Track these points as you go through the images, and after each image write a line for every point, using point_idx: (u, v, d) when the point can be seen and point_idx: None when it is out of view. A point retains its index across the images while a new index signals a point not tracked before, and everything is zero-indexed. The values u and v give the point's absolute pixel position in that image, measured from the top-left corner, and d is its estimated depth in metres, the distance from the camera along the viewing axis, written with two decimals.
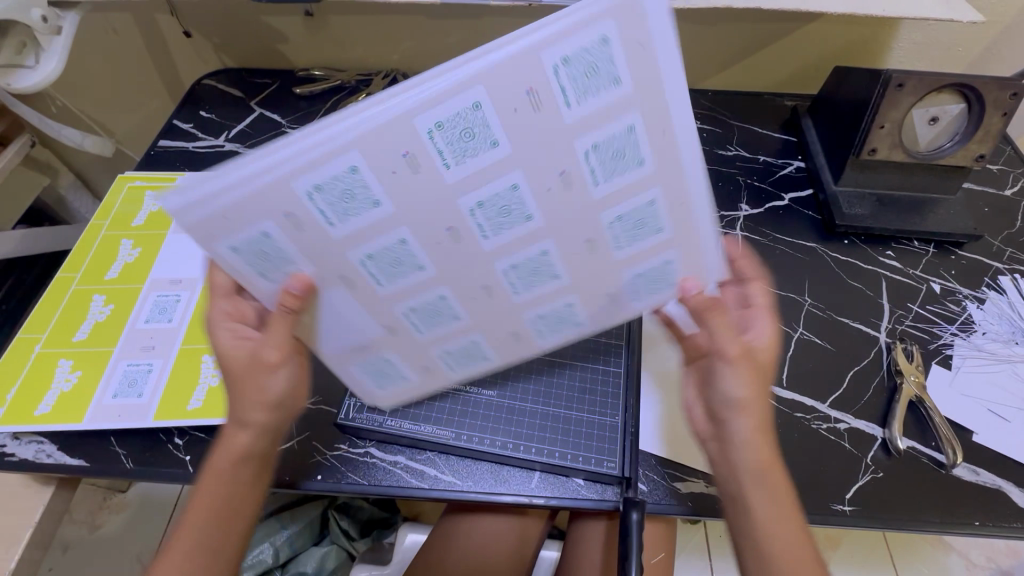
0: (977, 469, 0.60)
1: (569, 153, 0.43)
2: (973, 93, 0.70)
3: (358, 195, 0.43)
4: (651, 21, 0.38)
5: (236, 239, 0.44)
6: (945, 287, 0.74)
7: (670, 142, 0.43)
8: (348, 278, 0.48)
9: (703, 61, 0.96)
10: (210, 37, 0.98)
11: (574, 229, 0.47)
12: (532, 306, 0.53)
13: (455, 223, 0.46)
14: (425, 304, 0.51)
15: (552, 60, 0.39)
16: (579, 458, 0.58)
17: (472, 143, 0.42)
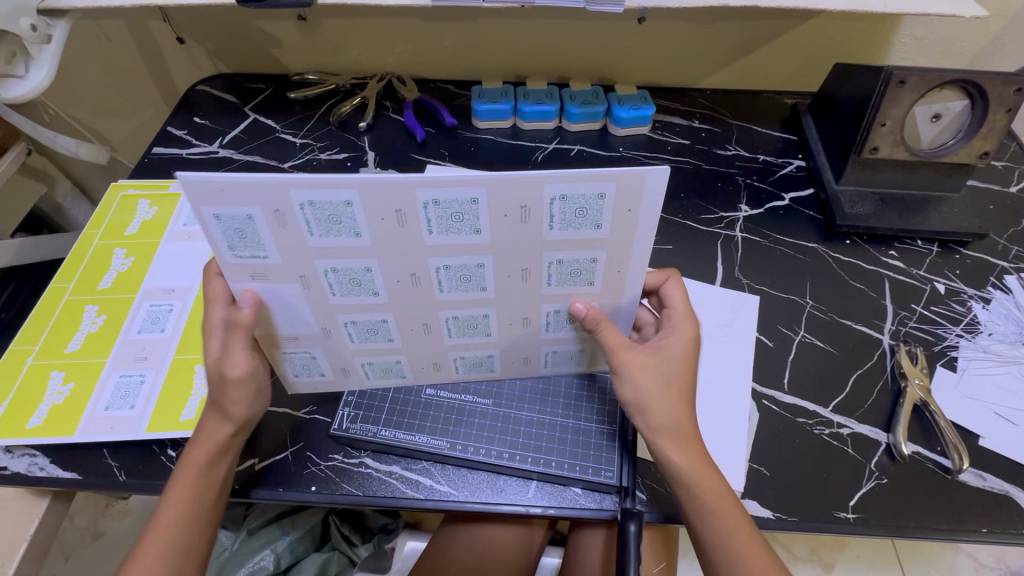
0: (984, 475, 0.59)
1: (535, 258, 0.50)
2: (976, 89, 0.69)
3: (343, 222, 0.46)
4: (644, 192, 0.45)
5: (221, 208, 0.43)
6: (949, 288, 0.73)
7: (628, 222, 0.47)
8: (307, 278, 0.49)
9: (702, 60, 0.95)
10: (204, 43, 0.97)
11: (513, 259, 0.50)
12: (450, 307, 0.54)
13: (403, 207, 0.45)
14: (365, 322, 0.54)
15: (552, 192, 0.45)
16: (578, 467, 0.57)
17: (442, 205, 0.45)
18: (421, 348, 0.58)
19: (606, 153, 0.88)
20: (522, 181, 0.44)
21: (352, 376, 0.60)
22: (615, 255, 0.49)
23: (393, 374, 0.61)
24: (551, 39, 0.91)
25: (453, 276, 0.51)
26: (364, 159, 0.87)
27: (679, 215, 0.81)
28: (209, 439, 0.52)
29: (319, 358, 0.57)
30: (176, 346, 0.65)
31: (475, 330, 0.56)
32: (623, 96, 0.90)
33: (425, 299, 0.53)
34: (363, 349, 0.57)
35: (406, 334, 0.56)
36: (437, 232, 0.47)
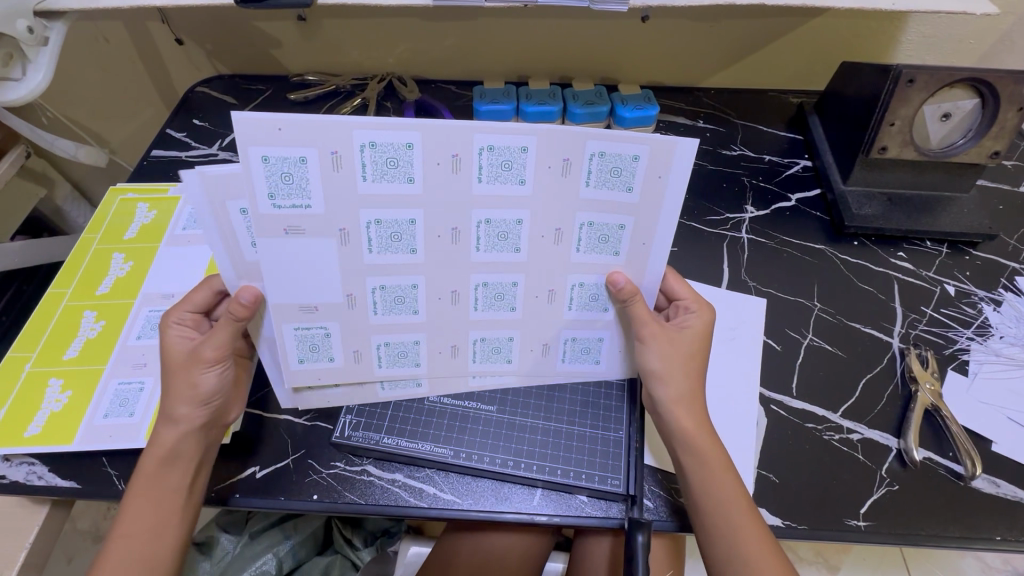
0: (998, 481, 0.58)
1: (570, 218, 0.52)
2: (986, 88, 0.68)
3: (399, 166, 0.49)
4: (674, 163, 0.50)
5: (272, 150, 0.47)
6: (959, 290, 0.72)
7: (658, 187, 0.51)
8: (345, 231, 0.51)
9: (706, 59, 0.93)
10: (203, 44, 0.96)
11: (549, 215, 0.52)
12: (481, 271, 0.55)
13: (460, 151, 0.49)
14: (395, 288, 0.55)
15: (593, 148, 0.49)
16: (583, 475, 0.56)
17: (494, 153, 0.49)
18: (444, 325, 0.58)
19: None
20: (571, 134, 0.48)
21: (363, 363, 0.58)
22: (646, 221, 0.52)
23: (406, 361, 0.59)
24: (554, 38, 0.90)
25: (492, 234, 0.53)
26: None
27: (684, 216, 0.79)
28: (161, 440, 0.52)
29: (331, 338, 0.56)
30: None
31: (502, 301, 0.57)
32: (626, 96, 0.89)
33: (460, 259, 0.54)
34: (383, 326, 0.57)
35: (431, 305, 0.57)
36: (487, 180, 0.50)
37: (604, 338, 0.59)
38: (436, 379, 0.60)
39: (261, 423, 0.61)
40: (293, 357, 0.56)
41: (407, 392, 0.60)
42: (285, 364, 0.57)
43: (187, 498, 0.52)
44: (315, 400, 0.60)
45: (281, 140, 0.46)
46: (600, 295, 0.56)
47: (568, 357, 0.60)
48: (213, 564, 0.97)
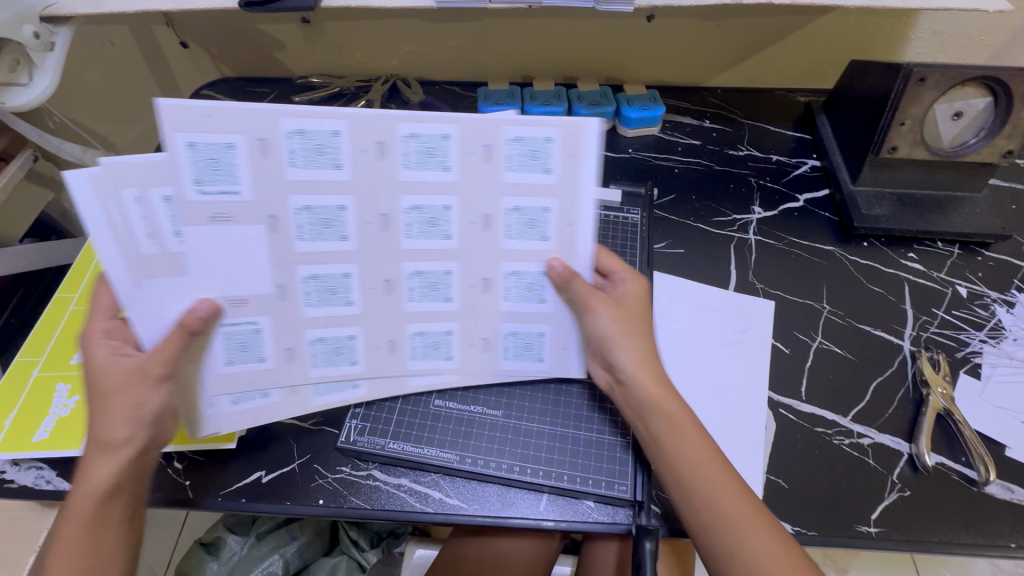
0: (1011, 487, 0.57)
1: (495, 203, 0.53)
2: (999, 86, 0.67)
3: (326, 153, 0.51)
4: (587, 143, 0.52)
5: (199, 137, 0.48)
6: (971, 291, 0.71)
7: (575, 167, 0.52)
8: (275, 218, 0.52)
9: (713, 58, 0.92)
10: (208, 47, 0.96)
11: (475, 201, 0.53)
12: (412, 260, 0.55)
13: (385, 139, 0.51)
14: (327, 276, 0.55)
15: (509, 134, 0.51)
16: (591, 481, 0.56)
17: (416, 141, 0.51)
18: (381, 319, 0.57)
19: (614, 154, 0.87)
20: (486, 120, 0.51)
21: (295, 363, 0.57)
22: (567, 201, 0.53)
23: (341, 359, 0.58)
24: (558, 38, 0.90)
25: (421, 219, 0.54)
26: None
27: (690, 217, 0.79)
28: (94, 471, 0.48)
29: (262, 334, 0.55)
30: None
31: (437, 291, 0.57)
32: (632, 96, 0.88)
33: (391, 247, 0.55)
34: (318, 321, 0.56)
35: (366, 294, 0.56)
36: (412, 166, 0.52)
37: (544, 332, 0.58)
38: (374, 380, 0.59)
39: (266, 428, 0.61)
40: (220, 360, 0.55)
41: (343, 397, 0.59)
42: (212, 369, 0.55)
43: (126, 533, 0.49)
44: (241, 416, 0.57)
45: (207, 128, 0.48)
46: (535, 284, 0.56)
47: (511, 354, 0.59)
48: (222, 566, 0.96)
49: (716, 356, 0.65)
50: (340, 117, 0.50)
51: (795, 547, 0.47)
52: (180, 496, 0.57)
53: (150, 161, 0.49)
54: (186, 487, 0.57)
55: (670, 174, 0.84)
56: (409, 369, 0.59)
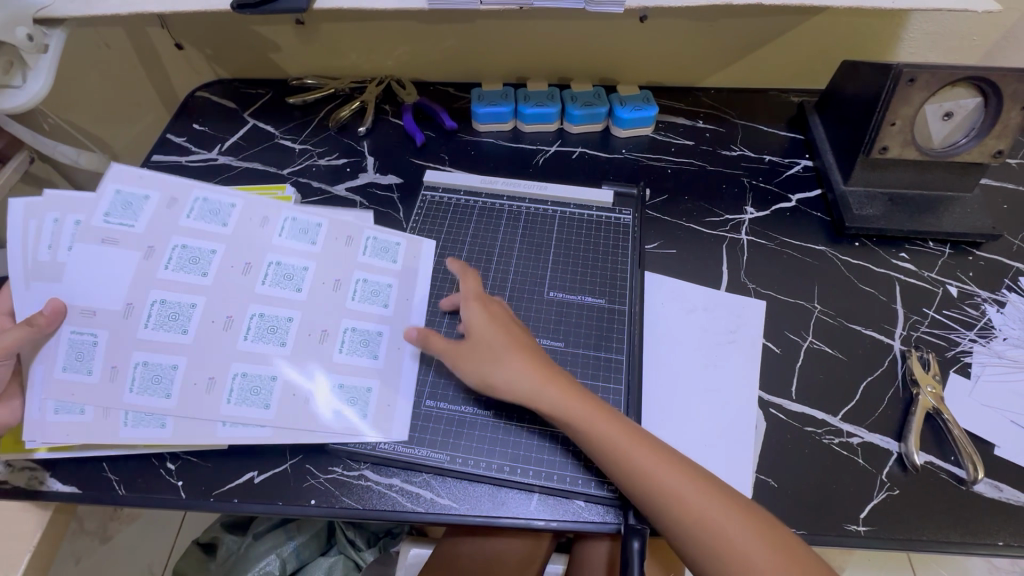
0: (1000, 485, 0.57)
1: (344, 272, 0.65)
2: (988, 87, 0.67)
3: (217, 214, 0.63)
4: (424, 255, 0.70)
5: (124, 185, 0.61)
6: (962, 290, 0.71)
7: (413, 264, 0.69)
8: (151, 249, 0.60)
9: (707, 58, 0.93)
10: (203, 48, 0.97)
11: (330, 269, 0.64)
12: (259, 304, 0.61)
13: (269, 215, 0.65)
14: (174, 304, 0.59)
15: (369, 233, 0.68)
16: (581, 480, 0.56)
17: (296, 221, 0.65)
18: (208, 353, 0.58)
19: (607, 155, 0.87)
20: (352, 222, 0.68)
21: (115, 383, 0.57)
22: (406, 284, 0.67)
23: (157, 390, 0.57)
24: (551, 39, 0.90)
25: (278, 275, 0.62)
26: (363, 165, 0.86)
27: (682, 218, 0.79)
28: None
29: (97, 348, 0.57)
30: None
31: (274, 334, 0.60)
32: (624, 96, 0.89)
33: (244, 289, 0.61)
34: (154, 344, 0.58)
35: (203, 327, 0.59)
36: (286, 236, 0.64)
37: (372, 387, 0.60)
38: (183, 419, 0.57)
39: None
40: (60, 364, 0.56)
41: (148, 433, 0.56)
42: (48, 372, 0.56)
43: None
44: (56, 431, 0.56)
45: (134, 181, 0.62)
46: (372, 340, 0.62)
47: (333, 408, 0.59)
48: (219, 563, 0.99)
49: (706, 356, 0.65)
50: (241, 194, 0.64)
51: (791, 539, 0.49)
52: (174, 497, 0.57)
53: (76, 196, 0.60)
54: (179, 488, 0.58)
55: (662, 174, 0.84)
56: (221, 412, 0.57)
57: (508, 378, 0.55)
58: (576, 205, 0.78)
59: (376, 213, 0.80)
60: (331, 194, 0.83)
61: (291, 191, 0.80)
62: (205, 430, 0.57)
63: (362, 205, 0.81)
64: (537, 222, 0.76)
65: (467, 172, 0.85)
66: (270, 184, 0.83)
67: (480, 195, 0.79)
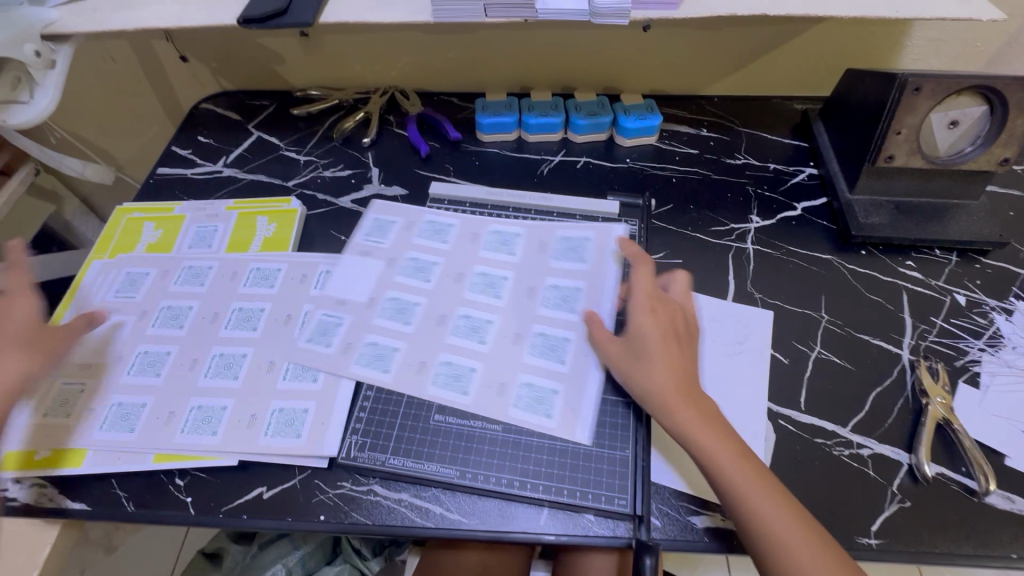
0: (1012, 496, 0.57)
1: (537, 281, 0.70)
2: (995, 95, 0.67)
3: (439, 232, 0.75)
4: (613, 252, 0.72)
5: (258, 262, 0.73)
6: (970, 299, 0.71)
7: (603, 263, 0.71)
8: (392, 260, 0.73)
9: (710, 67, 0.93)
10: (207, 61, 0.97)
11: (527, 276, 0.70)
12: (466, 306, 0.68)
13: (478, 231, 0.75)
14: (399, 300, 0.69)
15: (559, 235, 0.74)
16: (590, 495, 0.56)
17: (376, 221, 0.77)
18: (425, 342, 0.65)
19: (612, 164, 0.87)
20: (548, 228, 0.75)
21: (346, 356, 0.64)
22: (595, 287, 0.69)
23: (227, 373, 0.63)
24: (555, 49, 0.90)
25: (480, 282, 0.70)
26: (368, 176, 0.87)
27: (689, 227, 0.79)
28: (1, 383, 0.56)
29: (340, 327, 0.66)
30: (179, 384, 0.62)
31: (476, 333, 0.66)
32: (629, 106, 0.89)
33: (455, 293, 0.69)
34: (221, 339, 0.65)
35: (422, 322, 0.67)
36: (424, 237, 0.75)
37: (557, 389, 0.61)
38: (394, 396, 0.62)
39: None
40: (128, 369, 0.64)
41: (200, 441, 0.59)
42: (117, 376, 0.63)
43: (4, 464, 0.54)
44: (100, 442, 0.59)
45: (389, 211, 0.78)
46: (559, 345, 0.64)
47: (521, 404, 0.60)
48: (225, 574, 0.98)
49: (715, 367, 0.65)
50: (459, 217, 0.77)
51: (824, 535, 0.50)
52: (183, 513, 0.57)
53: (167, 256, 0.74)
54: (189, 504, 0.57)
55: (667, 183, 0.84)
56: (273, 402, 0.61)
57: (647, 372, 0.57)
58: (581, 215, 0.78)
59: None
60: (336, 207, 0.83)
61: (297, 203, 0.80)
62: (249, 437, 0.59)
63: None
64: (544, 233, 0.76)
65: (472, 182, 0.85)
66: (275, 197, 0.83)
67: (486, 206, 0.79)
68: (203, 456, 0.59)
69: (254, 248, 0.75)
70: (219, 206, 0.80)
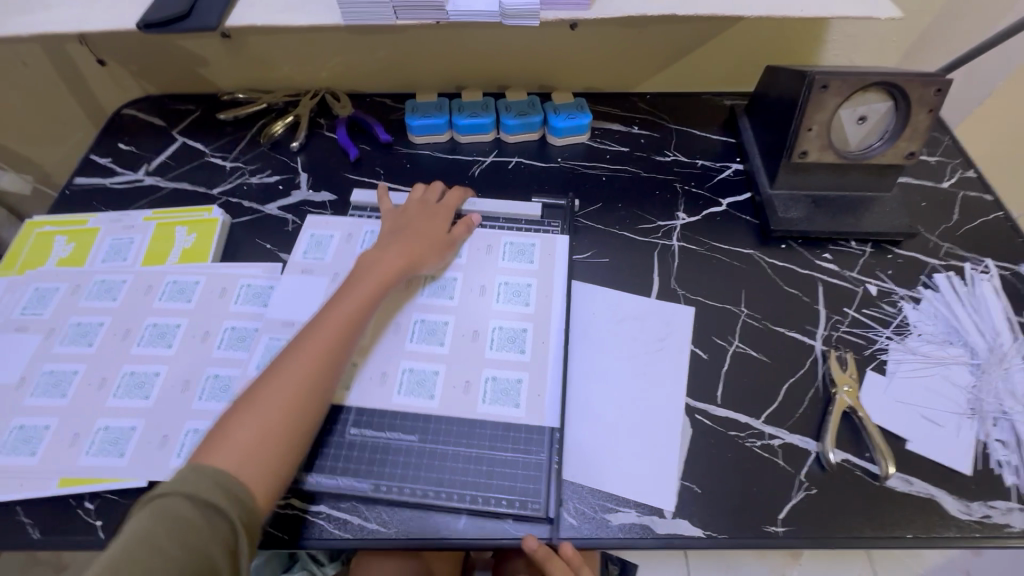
0: (910, 479, 0.59)
1: (488, 278, 0.71)
2: (898, 91, 0.69)
3: None
4: (556, 248, 0.74)
5: (178, 275, 0.71)
6: (881, 289, 0.73)
7: (550, 261, 0.73)
8: (337, 275, 0.70)
9: (640, 64, 0.93)
10: (127, 64, 0.94)
11: (476, 275, 0.71)
12: (420, 310, 0.68)
13: None
14: (277, 342, 0.64)
15: (505, 240, 0.75)
16: (506, 501, 0.56)
17: (313, 238, 0.75)
18: (383, 352, 0.65)
19: (544, 164, 0.87)
20: (489, 233, 0.75)
21: None
22: (546, 280, 0.71)
23: (138, 393, 0.61)
24: (485, 48, 0.90)
25: (433, 285, 0.70)
26: (296, 181, 0.85)
27: (617, 226, 0.80)
28: (384, 263, 0.65)
29: None
30: (87, 405, 0.60)
31: (434, 336, 0.66)
32: (559, 104, 0.89)
33: (407, 300, 0.68)
34: (133, 357, 0.64)
35: (377, 331, 0.66)
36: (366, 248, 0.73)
37: (522, 379, 0.63)
38: (360, 407, 0.61)
39: None
40: (31, 392, 0.61)
41: (107, 462, 0.57)
42: (19, 400, 0.61)
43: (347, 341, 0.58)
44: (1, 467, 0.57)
45: (324, 226, 0.76)
46: (517, 337, 0.66)
47: (488, 398, 0.62)
48: None
49: (636, 364, 0.66)
50: None
51: None
52: (93, 538, 0.55)
53: (78, 270, 0.72)
54: (98, 528, 0.55)
55: (597, 182, 0.85)
56: (189, 422, 0.59)
57: None
58: (504, 219, 0.78)
59: None
60: (262, 214, 0.81)
61: (218, 212, 0.78)
62: (160, 460, 0.57)
63: (295, 224, 0.79)
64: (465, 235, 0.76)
65: (401, 186, 0.84)
66: (197, 206, 0.81)
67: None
68: (113, 478, 0.56)
69: (173, 260, 0.73)
70: (136, 217, 0.78)
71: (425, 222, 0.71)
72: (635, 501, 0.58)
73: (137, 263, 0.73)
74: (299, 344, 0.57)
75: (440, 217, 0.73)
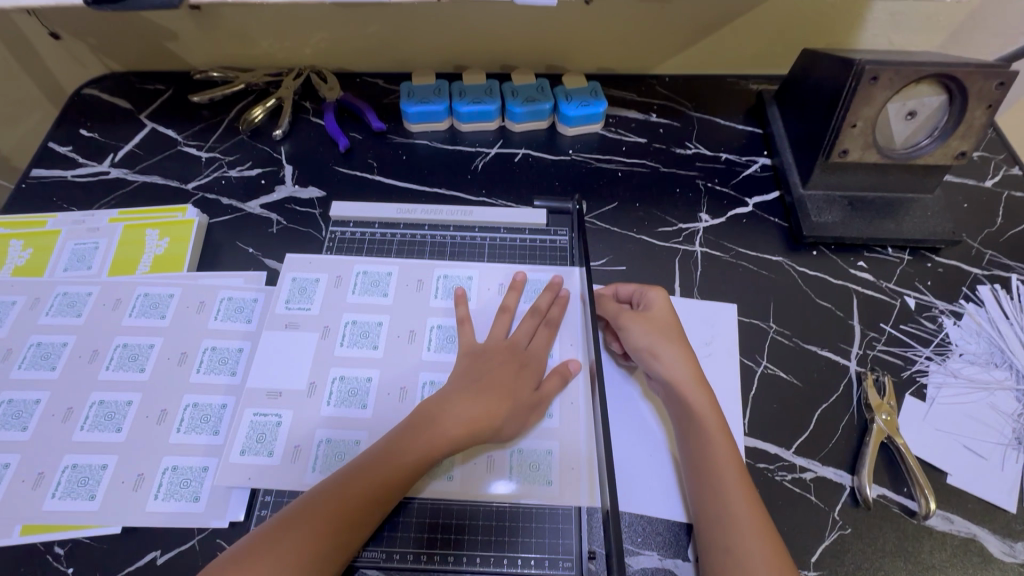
0: (952, 517, 0.55)
1: None
2: (954, 84, 0.62)
3: (379, 285, 0.65)
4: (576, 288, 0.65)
5: (150, 288, 0.64)
6: (920, 302, 0.68)
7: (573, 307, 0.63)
8: (328, 328, 0.62)
9: (659, 44, 0.84)
10: (85, 37, 0.83)
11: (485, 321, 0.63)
12: (429, 369, 0.59)
13: (423, 277, 0.66)
14: (261, 421, 0.56)
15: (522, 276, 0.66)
16: (531, 560, 0.51)
17: (296, 282, 0.64)
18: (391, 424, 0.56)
19: (554, 157, 0.79)
20: (502, 268, 0.67)
21: (298, 463, 0.54)
22: (570, 324, 0.62)
23: (108, 425, 0.55)
24: (487, 24, 0.80)
25: (440, 337, 0.61)
26: (280, 175, 0.76)
27: (633, 229, 0.73)
28: (444, 428, 0.50)
29: (280, 429, 0.55)
30: (53, 442, 0.54)
31: None
32: (570, 90, 0.80)
33: (412, 357, 0.60)
34: (101, 383, 0.57)
35: (380, 402, 0.57)
36: (359, 293, 0.64)
37: (552, 450, 0.54)
38: None
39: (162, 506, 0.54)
40: None
41: (75, 506, 0.51)
42: None
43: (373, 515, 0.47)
44: None
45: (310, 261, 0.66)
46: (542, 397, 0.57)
47: (514, 473, 0.53)
48: None
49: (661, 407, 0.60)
50: (395, 264, 0.66)
51: None
52: None
53: (36, 280, 0.64)
54: None
55: (612, 179, 0.77)
56: (166, 459, 0.54)
57: None
58: (506, 229, 0.71)
59: (294, 232, 0.71)
60: (243, 213, 0.73)
61: (193, 213, 0.70)
62: (134, 503, 0.52)
63: (280, 224, 0.72)
64: (465, 249, 0.69)
65: (396, 182, 0.76)
66: (170, 204, 0.73)
67: (399, 226, 0.71)
68: (85, 522, 0.51)
69: (144, 268, 0.66)
70: (101, 218, 0.70)
71: (510, 375, 0.55)
72: (659, 544, 0.53)
73: (103, 272, 0.66)
74: (318, 501, 0.45)
75: (527, 370, 0.56)
